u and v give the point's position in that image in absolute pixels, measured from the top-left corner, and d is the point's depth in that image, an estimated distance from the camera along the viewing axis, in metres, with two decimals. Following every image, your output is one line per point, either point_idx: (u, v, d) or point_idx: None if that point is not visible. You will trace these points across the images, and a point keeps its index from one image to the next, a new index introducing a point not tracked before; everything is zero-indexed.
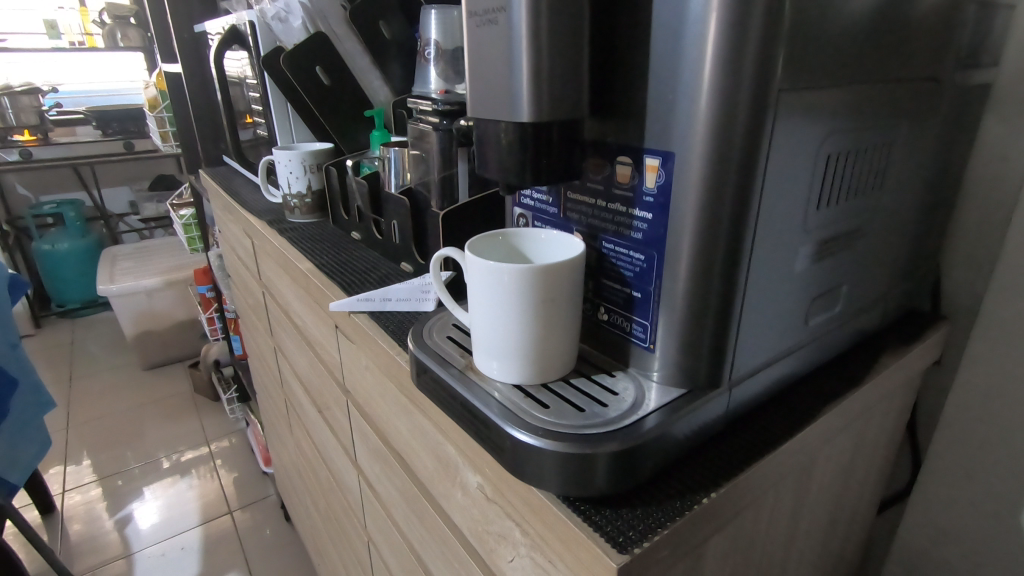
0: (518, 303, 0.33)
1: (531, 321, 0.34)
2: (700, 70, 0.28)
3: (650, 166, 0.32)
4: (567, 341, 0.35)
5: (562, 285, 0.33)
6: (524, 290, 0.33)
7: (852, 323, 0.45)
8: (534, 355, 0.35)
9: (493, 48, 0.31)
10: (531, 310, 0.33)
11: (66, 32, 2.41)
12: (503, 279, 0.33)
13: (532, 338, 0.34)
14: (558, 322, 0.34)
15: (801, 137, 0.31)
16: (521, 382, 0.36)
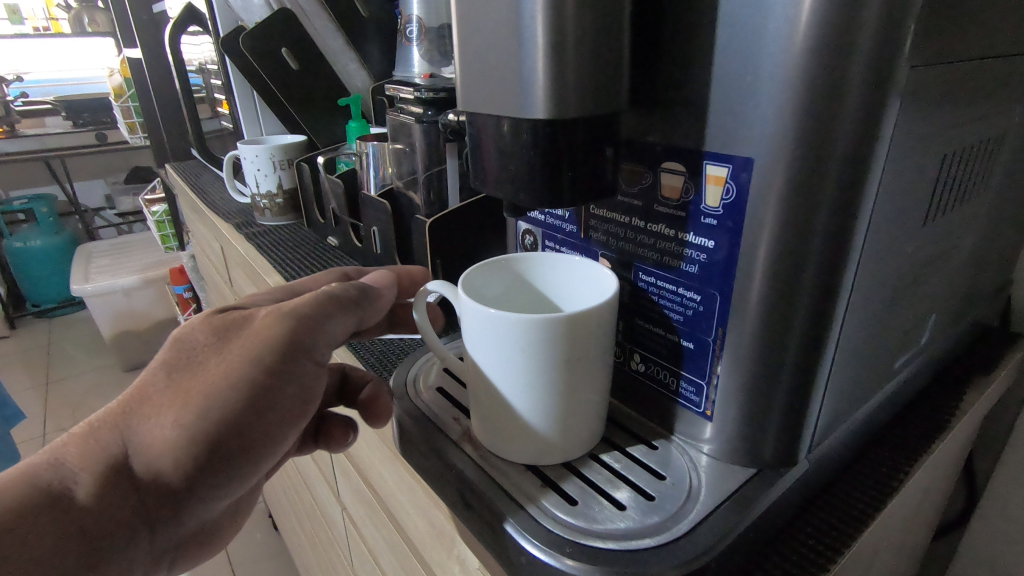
0: (534, 364, 0.25)
1: (550, 387, 0.25)
2: (795, 42, 0.19)
3: (713, 177, 0.23)
4: (595, 409, 0.27)
5: (591, 338, 0.25)
6: (541, 347, 0.24)
7: (931, 355, 0.37)
8: (554, 429, 0.26)
9: (494, 14, 0.21)
10: (550, 373, 0.25)
11: (30, 16, 2.29)
12: (514, 332, 0.24)
13: (553, 407, 0.26)
14: (586, 386, 0.26)
15: (914, 133, 0.23)
16: (536, 460, 0.27)
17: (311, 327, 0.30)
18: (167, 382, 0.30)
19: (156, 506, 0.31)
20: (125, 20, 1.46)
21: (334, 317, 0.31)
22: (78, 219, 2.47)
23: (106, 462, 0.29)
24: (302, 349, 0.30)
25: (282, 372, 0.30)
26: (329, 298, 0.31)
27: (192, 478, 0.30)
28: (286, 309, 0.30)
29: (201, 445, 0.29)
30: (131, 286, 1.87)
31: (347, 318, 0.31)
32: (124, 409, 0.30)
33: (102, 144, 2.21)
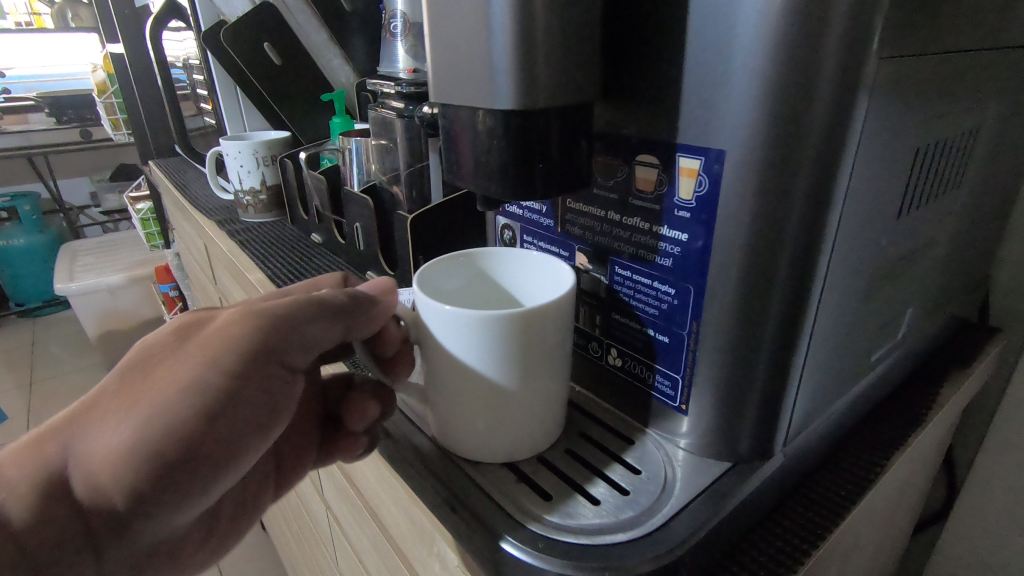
0: (488, 361, 0.25)
1: (505, 385, 0.25)
2: (765, 33, 0.19)
3: (687, 170, 0.23)
4: (554, 405, 0.27)
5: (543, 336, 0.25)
6: (494, 344, 0.24)
7: (909, 349, 0.37)
8: (514, 427, 0.27)
9: (464, 3, 0.21)
10: (505, 370, 0.25)
11: (10, 11, 2.26)
12: (467, 332, 0.24)
13: (509, 407, 0.26)
14: (544, 384, 0.26)
15: (886, 126, 0.23)
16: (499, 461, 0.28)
17: (288, 328, 0.28)
18: (117, 388, 0.27)
19: (100, 531, 0.26)
20: (108, 15, 1.44)
21: (316, 322, 0.28)
22: (62, 217, 2.44)
23: (35, 478, 0.25)
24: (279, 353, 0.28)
25: (254, 379, 0.27)
26: (313, 303, 0.29)
27: (139, 497, 0.26)
28: (260, 310, 0.28)
29: (159, 460, 0.26)
30: (116, 285, 1.84)
31: (330, 325, 0.29)
32: (62, 421, 0.27)
33: (87, 141, 2.19)
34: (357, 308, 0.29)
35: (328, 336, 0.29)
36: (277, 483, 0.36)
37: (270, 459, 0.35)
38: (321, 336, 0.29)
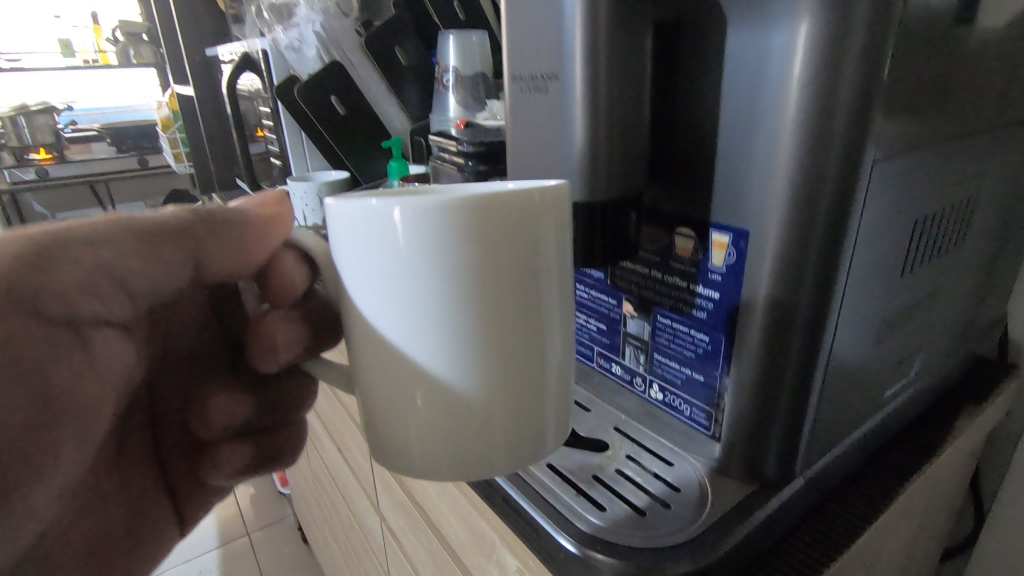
0: (414, 291, 0.23)
1: (448, 325, 0.23)
2: (780, 145, 0.24)
3: (718, 243, 0.28)
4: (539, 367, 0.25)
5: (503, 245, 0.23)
6: (421, 260, 0.22)
7: (923, 385, 0.41)
8: (472, 395, 0.25)
9: (544, 116, 0.28)
10: (439, 303, 0.23)
11: (80, 50, 2.55)
12: (372, 250, 0.23)
13: (464, 357, 0.24)
14: (521, 329, 0.24)
15: (886, 208, 0.28)
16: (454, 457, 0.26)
17: (84, 246, 0.26)
18: None
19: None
20: (177, 57, 1.57)
21: (125, 252, 0.27)
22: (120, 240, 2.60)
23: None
24: (77, 292, 0.27)
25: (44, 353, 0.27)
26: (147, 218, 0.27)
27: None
28: (29, 231, 0.25)
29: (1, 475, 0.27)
30: None
31: (175, 247, 0.27)
32: None
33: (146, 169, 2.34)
34: (232, 220, 0.28)
35: (171, 263, 0.28)
36: (154, 430, 0.38)
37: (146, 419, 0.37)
38: (142, 271, 0.27)
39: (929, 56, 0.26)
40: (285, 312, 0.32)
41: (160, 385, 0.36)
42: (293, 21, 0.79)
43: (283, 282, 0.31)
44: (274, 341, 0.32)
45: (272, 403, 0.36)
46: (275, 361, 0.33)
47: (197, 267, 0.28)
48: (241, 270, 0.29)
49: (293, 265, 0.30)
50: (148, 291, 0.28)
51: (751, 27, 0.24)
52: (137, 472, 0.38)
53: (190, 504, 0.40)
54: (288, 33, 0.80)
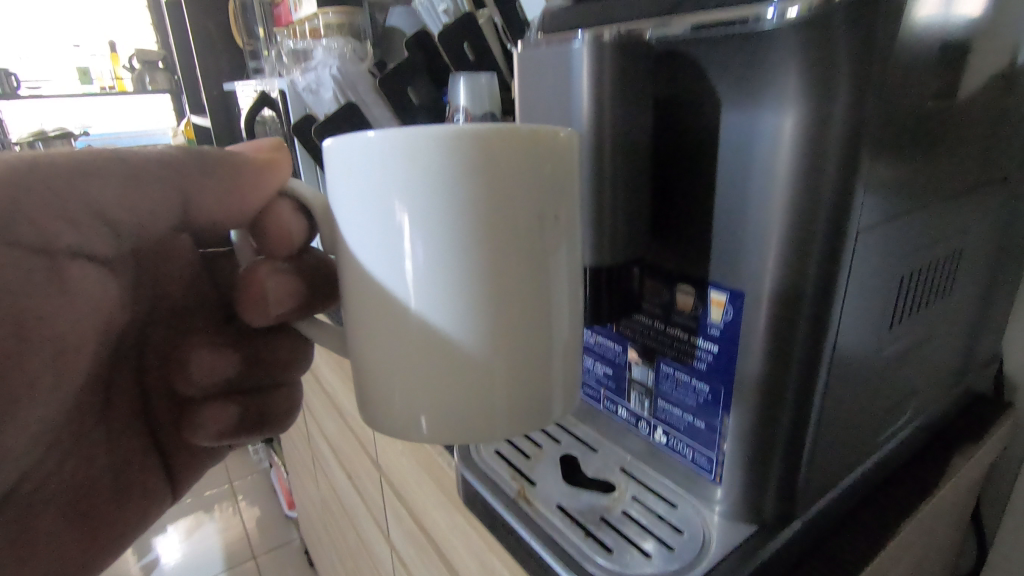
0: (421, 231, 0.26)
1: (452, 263, 0.26)
2: (769, 214, 0.27)
3: (716, 301, 0.30)
4: (541, 310, 0.28)
5: (506, 187, 0.25)
6: (425, 185, 0.25)
7: (918, 424, 0.43)
8: (486, 315, 0.27)
9: None
10: (445, 241, 0.26)
11: (98, 78, 2.60)
12: (381, 191, 0.26)
13: (477, 278, 0.26)
14: (523, 270, 0.27)
15: (872, 267, 0.30)
16: (452, 395, 0.29)
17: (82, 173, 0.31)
18: None
19: None
20: (194, 87, 1.62)
21: (109, 186, 0.32)
22: None
23: None
24: (58, 223, 0.32)
25: (21, 279, 0.33)
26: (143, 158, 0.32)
27: None
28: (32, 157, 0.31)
29: None
30: None
31: (167, 186, 0.33)
32: None
33: None
34: (222, 168, 0.33)
35: (164, 197, 0.33)
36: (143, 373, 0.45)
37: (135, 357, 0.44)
38: (130, 209, 0.33)
39: (908, 133, 0.28)
40: (275, 263, 0.36)
41: (149, 330, 0.43)
42: (311, 67, 0.83)
43: (280, 231, 0.35)
44: (265, 294, 0.36)
45: (252, 357, 0.43)
46: (265, 311, 0.36)
47: (187, 208, 0.34)
48: (230, 216, 0.34)
49: (288, 215, 0.34)
50: (133, 226, 0.35)
51: (739, 111, 0.27)
52: (124, 414, 0.45)
53: (176, 447, 0.48)
54: (305, 75, 0.84)
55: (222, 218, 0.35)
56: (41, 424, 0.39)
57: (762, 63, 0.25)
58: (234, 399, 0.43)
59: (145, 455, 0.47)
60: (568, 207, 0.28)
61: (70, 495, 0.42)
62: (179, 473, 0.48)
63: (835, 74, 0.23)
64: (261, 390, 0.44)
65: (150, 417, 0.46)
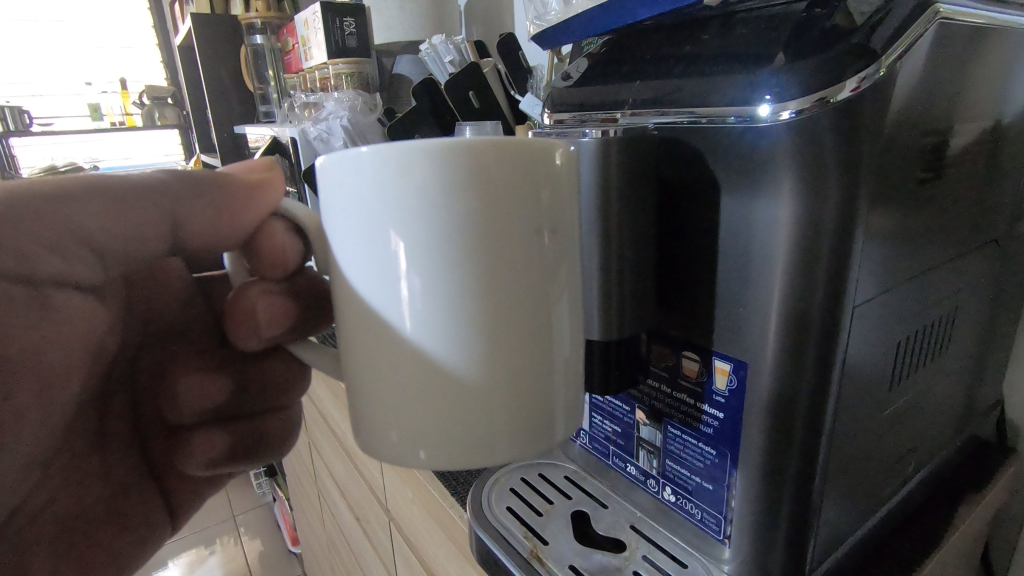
0: (417, 250, 0.26)
1: (452, 284, 0.26)
2: (770, 291, 0.28)
3: (720, 369, 0.32)
4: (542, 331, 0.28)
5: (507, 207, 0.26)
6: (420, 199, 0.25)
7: (922, 476, 0.44)
8: (481, 331, 0.27)
9: None
10: (446, 261, 0.26)
11: (108, 114, 2.69)
12: (376, 202, 0.26)
13: (471, 292, 0.26)
14: (524, 290, 0.27)
15: (871, 335, 0.32)
16: (452, 418, 0.29)
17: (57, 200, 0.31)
18: None
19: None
20: (203, 127, 1.66)
21: (94, 210, 0.31)
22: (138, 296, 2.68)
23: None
24: (41, 249, 0.32)
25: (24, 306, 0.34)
26: (129, 182, 0.32)
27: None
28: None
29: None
30: None
31: (156, 209, 0.32)
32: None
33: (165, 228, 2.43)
34: (212, 190, 0.32)
35: (150, 222, 0.33)
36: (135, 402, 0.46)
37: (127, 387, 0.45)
38: (118, 235, 0.33)
39: (899, 211, 0.30)
40: (266, 284, 0.37)
41: (140, 355, 0.45)
42: (322, 118, 0.86)
43: (273, 250, 0.35)
44: (257, 316, 0.37)
45: (240, 384, 0.45)
46: (258, 331, 0.37)
47: (175, 230, 0.33)
48: (222, 239, 0.34)
49: (280, 235, 0.34)
50: (120, 251, 0.33)
51: (738, 196, 0.29)
52: (118, 448, 0.46)
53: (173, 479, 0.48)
54: (316, 125, 0.86)
55: (210, 243, 0.34)
56: (31, 451, 0.39)
57: (758, 154, 0.27)
58: (218, 428, 0.46)
59: (141, 485, 0.47)
60: (567, 229, 0.29)
61: (66, 523, 0.43)
62: (176, 500, 0.49)
63: (826, 170, 0.25)
64: (256, 415, 0.46)
65: (145, 442, 0.47)
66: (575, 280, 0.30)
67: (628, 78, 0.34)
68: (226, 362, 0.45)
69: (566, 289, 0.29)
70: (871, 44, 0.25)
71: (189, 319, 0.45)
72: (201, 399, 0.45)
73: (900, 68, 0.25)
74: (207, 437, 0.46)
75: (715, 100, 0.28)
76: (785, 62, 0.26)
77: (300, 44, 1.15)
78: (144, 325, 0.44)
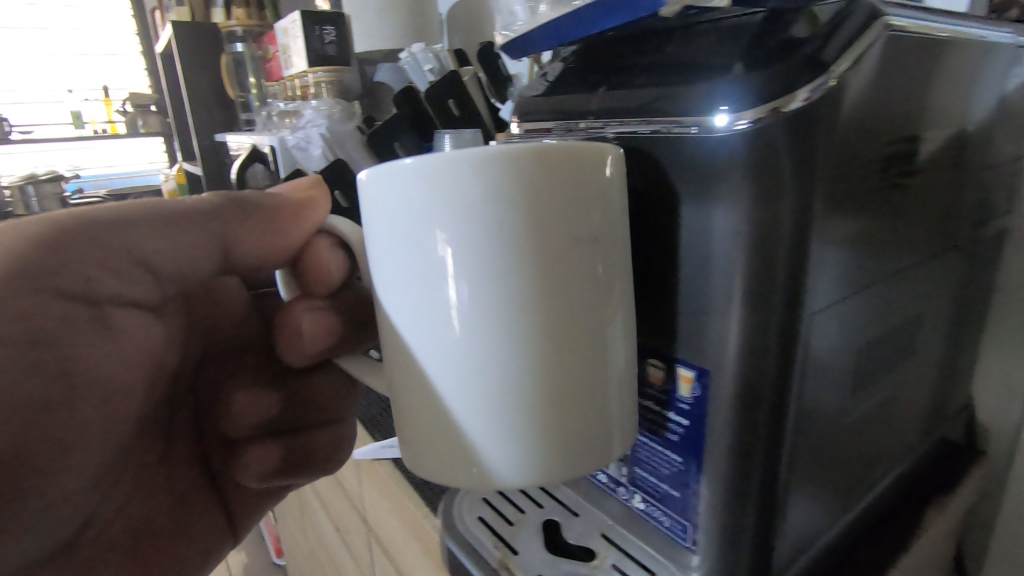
0: (469, 258, 0.26)
1: (502, 295, 0.26)
2: (729, 299, 0.28)
3: (684, 376, 0.32)
4: (592, 344, 0.28)
5: (558, 218, 0.26)
6: (471, 207, 0.25)
7: (892, 479, 0.44)
8: (531, 339, 0.27)
9: None
10: (498, 271, 0.26)
11: (90, 121, 2.66)
12: (424, 212, 0.26)
13: (520, 300, 0.26)
14: (575, 301, 0.27)
15: (833, 342, 0.32)
16: (501, 433, 0.28)
17: (133, 225, 0.36)
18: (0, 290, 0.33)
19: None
20: (185, 135, 1.64)
21: (159, 236, 0.36)
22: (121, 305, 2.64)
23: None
24: (98, 270, 0.36)
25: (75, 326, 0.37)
26: (186, 209, 0.36)
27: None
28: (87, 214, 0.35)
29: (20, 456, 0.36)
30: None
31: (207, 231, 0.37)
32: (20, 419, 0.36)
33: None
34: (262, 212, 0.37)
35: (205, 243, 0.37)
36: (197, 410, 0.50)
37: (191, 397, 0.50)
38: (172, 256, 0.37)
39: (858, 219, 0.31)
40: (313, 302, 0.39)
41: (206, 367, 0.49)
42: (301, 126, 0.87)
43: (320, 266, 0.38)
44: (303, 333, 0.39)
45: (292, 398, 0.49)
46: (307, 345, 0.40)
47: (226, 251, 0.37)
48: (270, 255, 0.38)
49: (326, 250, 0.37)
50: (173, 273, 0.38)
51: (696, 205, 0.29)
52: (185, 454, 0.51)
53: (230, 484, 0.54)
54: (295, 134, 0.86)
55: (259, 259, 0.38)
56: (96, 462, 0.42)
57: (713, 164, 0.27)
58: (274, 440, 0.50)
59: (203, 493, 0.52)
60: (619, 243, 0.29)
61: (134, 533, 0.47)
62: (235, 510, 0.54)
63: (780, 180, 0.26)
64: (308, 429, 0.51)
65: (206, 450, 0.52)
66: (627, 296, 0.30)
67: (595, 86, 0.34)
68: (280, 379, 0.49)
69: (620, 302, 0.29)
70: (821, 56, 0.25)
71: (245, 337, 0.51)
72: (257, 413, 0.49)
73: (850, 79, 0.26)
74: (261, 448, 0.50)
75: (673, 110, 0.28)
76: (740, 73, 0.26)
77: (281, 52, 1.14)
78: (205, 342, 0.49)
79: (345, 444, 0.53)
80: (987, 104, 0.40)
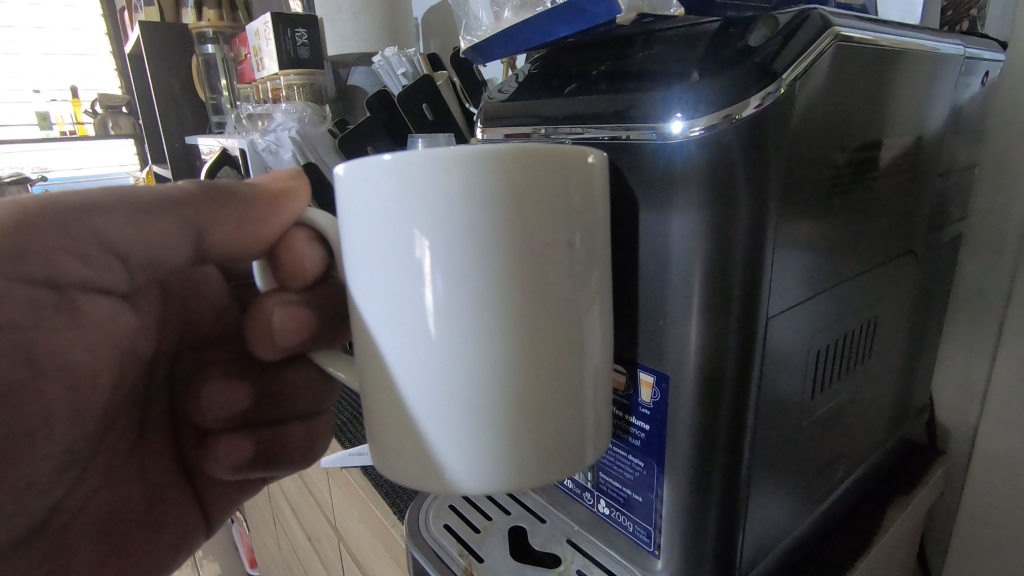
0: (444, 260, 0.25)
1: (478, 299, 0.26)
2: (687, 306, 0.29)
3: (645, 381, 0.32)
4: (569, 344, 0.28)
5: (535, 219, 0.26)
6: (449, 209, 0.25)
7: (854, 480, 0.45)
8: (507, 345, 0.27)
9: None
10: (476, 273, 0.26)
11: (57, 122, 2.59)
12: (400, 210, 0.26)
13: (497, 304, 0.26)
14: (551, 303, 0.27)
15: (792, 347, 0.32)
16: (477, 438, 0.28)
17: (99, 212, 0.34)
18: None
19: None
20: (156, 137, 1.61)
21: (130, 220, 0.35)
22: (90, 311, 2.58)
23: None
24: (68, 256, 0.35)
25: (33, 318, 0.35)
26: (158, 196, 0.35)
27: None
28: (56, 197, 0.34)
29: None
30: None
31: (179, 220, 0.35)
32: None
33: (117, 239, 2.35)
34: (237, 202, 0.35)
35: (177, 233, 0.36)
36: (170, 403, 0.48)
37: (165, 396, 0.48)
38: (141, 240, 0.36)
39: (816, 225, 0.31)
40: (285, 296, 0.40)
41: (177, 363, 0.48)
42: (271, 129, 0.85)
43: (294, 260, 0.37)
44: (273, 325, 0.41)
45: (263, 391, 0.50)
46: (275, 337, 0.42)
47: (200, 240, 0.36)
48: (245, 246, 0.36)
49: (302, 244, 0.37)
50: (144, 258, 0.37)
51: (654, 211, 0.29)
52: (161, 454, 0.48)
53: (208, 484, 0.51)
54: (265, 136, 0.86)
55: (233, 251, 0.37)
56: (67, 457, 0.40)
57: (671, 170, 0.28)
58: (246, 436, 0.50)
59: (178, 487, 0.49)
60: (600, 235, 0.28)
61: (100, 526, 0.44)
62: (212, 505, 0.51)
63: (734, 188, 0.26)
64: (282, 422, 0.51)
65: (181, 448, 0.50)
66: (607, 286, 0.30)
67: (554, 92, 0.34)
68: (252, 372, 0.49)
69: (597, 290, 0.29)
70: (772, 64, 0.26)
71: (225, 330, 0.48)
72: (229, 406, 0.49)
73: (800, 88, 0.26)
74: (231, 442, 0.49)
75: (632, 116, 0.29)
76: (697, 80, 0.27)
77: (253, 55, 1.13)
78: (182, 339, 0.47)
79: (320, 439, 0.53)
80: (940, 114, 0.41)
